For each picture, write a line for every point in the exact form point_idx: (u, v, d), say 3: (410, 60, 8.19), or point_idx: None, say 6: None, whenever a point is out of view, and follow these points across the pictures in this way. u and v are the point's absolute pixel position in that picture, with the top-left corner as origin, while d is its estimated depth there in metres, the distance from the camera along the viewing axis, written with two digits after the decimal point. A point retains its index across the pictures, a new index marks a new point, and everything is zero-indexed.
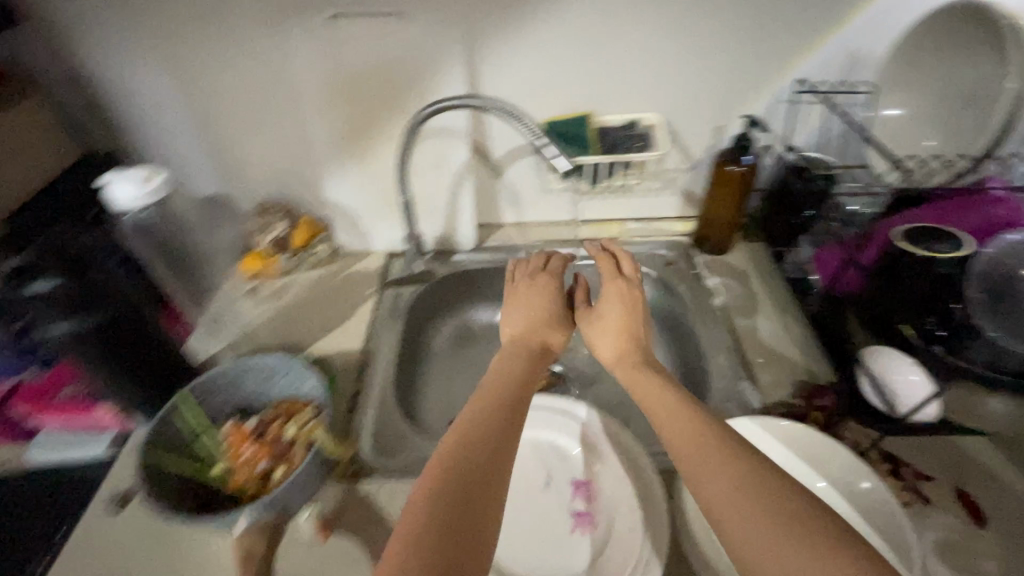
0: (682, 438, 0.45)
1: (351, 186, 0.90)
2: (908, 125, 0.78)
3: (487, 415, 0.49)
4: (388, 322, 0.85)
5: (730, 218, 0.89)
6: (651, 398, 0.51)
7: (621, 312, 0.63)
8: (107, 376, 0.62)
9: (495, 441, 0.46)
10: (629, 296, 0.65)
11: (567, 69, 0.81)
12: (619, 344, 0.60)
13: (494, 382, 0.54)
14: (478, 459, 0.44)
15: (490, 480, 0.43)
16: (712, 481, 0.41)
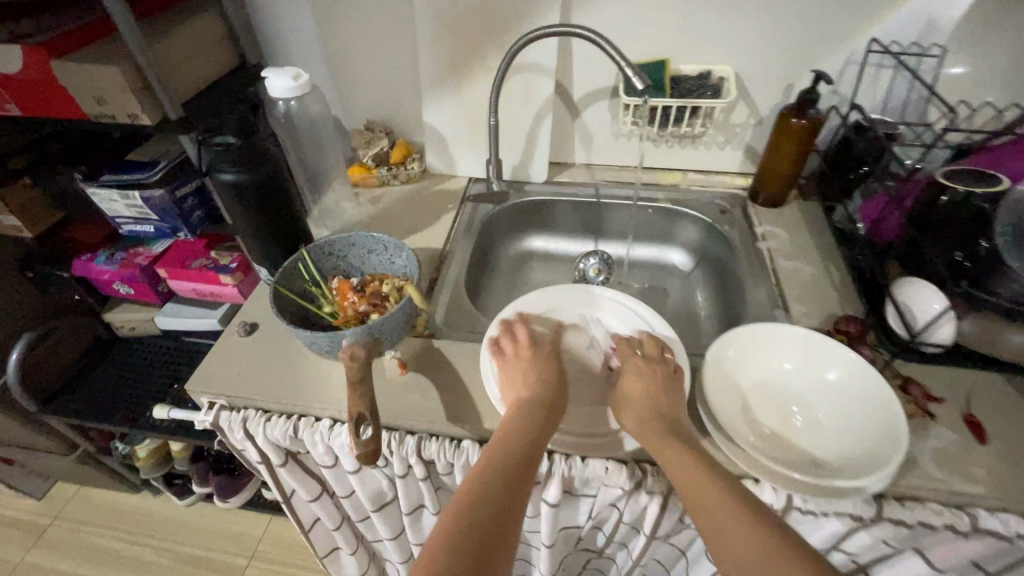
0: (697, 498, 0.52)
1: (446, 112, 1.03)
2: (977, 90, 0.81)
3: (497, 481, 0.54)
4: (465, 231, 0.99)
5: (789, 171, 0.94)
6: (669, 456, 0.56)
7: (644, 388, 0.64)
8: (255, 228, 0.78)
9: (500, 508, 0.52)
10: (654, 373, 0.66)
11: (651, 18, 0.89)
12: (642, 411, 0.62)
13: (507, 443, 0.58)
14: (486, 523, 0.50)
15: (502, 539, 0.50)
16: (727, 545, 0.49)
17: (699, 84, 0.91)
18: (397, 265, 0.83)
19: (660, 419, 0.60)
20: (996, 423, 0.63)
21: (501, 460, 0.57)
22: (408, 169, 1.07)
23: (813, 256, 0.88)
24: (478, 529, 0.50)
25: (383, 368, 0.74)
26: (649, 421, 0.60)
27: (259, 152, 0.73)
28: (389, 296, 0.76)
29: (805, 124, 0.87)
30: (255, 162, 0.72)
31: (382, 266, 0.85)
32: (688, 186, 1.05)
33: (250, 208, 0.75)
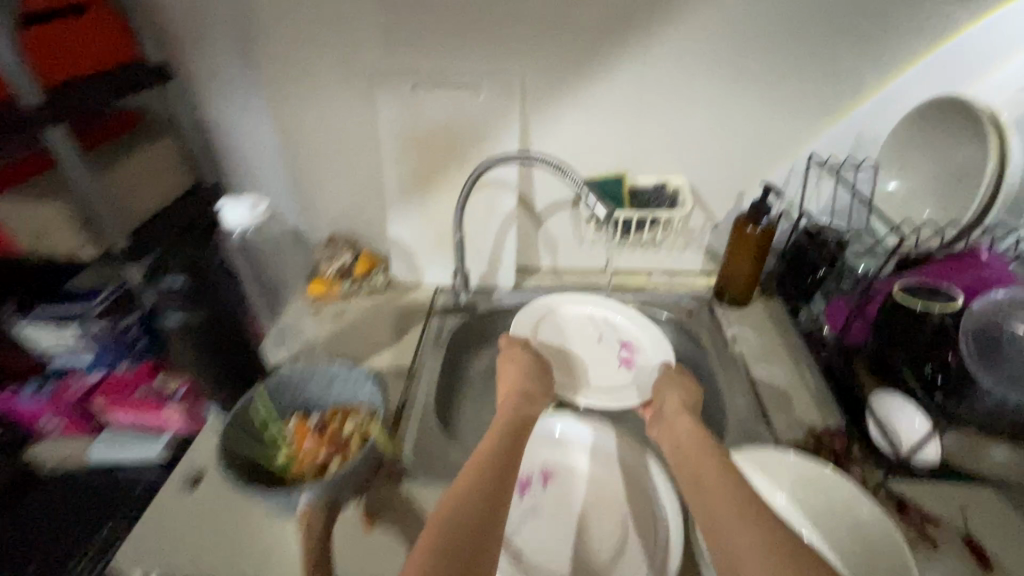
0: (702, 469, 0.58)
1: (409, 226, 1.02)
2: None
3: (506, 440, 0.61)
4: (433, 347, 0.95)
5: (750, 274, 0.96)
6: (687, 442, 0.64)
7: (683, 393, 0.77)
8: (202, 367, 0.72)
9: (509, 464, 0.57)
10: (690, 388, 0.79)
11: (607, 136, 0.94)
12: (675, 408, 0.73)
13: (514, 420, 0.65)
14: (497, 475, 0.55)
15: (505, 490, 0.54)
16: (721, 513, 0.52)
17: (656, 195, 0.95)
18: (359, 394, 0.78)
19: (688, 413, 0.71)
20: (1002, 548, 0.60)
21: (522, 424, 0.65)
22: (371, 282, 1.05)
23: (785, 359, 0.87)
24: (486, 467, 0.55)
25: (345, 522, 0.66)
26: (685, 411, 0.72)
27: (209, 288, 0.69)
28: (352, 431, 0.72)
29: (759, 232, 0.90)
30: (205, 298, 0.68)
31: (343, 396, 0.79)
32: (655, 288, 1.05)
33: (199, 347, 0.69)
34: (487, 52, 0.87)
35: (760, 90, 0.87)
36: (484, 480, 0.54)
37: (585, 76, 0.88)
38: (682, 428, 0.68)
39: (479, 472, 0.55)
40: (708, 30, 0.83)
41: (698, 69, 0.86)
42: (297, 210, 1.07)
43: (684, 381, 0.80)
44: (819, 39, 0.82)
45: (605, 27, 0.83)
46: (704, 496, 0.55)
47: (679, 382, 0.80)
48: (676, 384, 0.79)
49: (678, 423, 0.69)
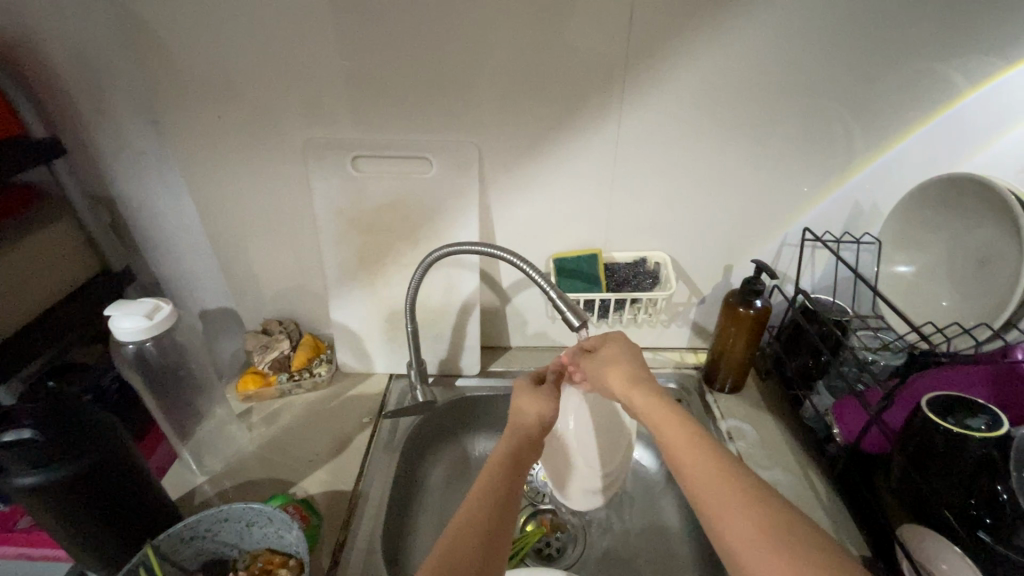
0: (692, 468, 0.47)
1: (357, 310, 0.89)
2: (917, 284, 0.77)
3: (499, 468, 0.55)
4: (383, 457, 0.81)
5: (743, 357, 0.85)
6: (661, 425, 0.53)
7: (621, 362, 0.64)
8: (76, 533, 0.57)
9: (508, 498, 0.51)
10: (626, 352, 0.66)
11: (579, 210, 0.83)
12: (622, 381, 0.61)
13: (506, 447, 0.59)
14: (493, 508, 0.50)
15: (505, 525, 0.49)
16: (728, 524, 0.43)
17: (636, 273, 0.85)
18: (286, 541, 0.63)
19: (642, 383, 0.59)
20: None
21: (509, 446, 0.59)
22: (313, 375, 0.91)
23: (788, 461, 0.76)
24: (466, 536, 0.47)
25: None
26: (637, 382, 0.60)
27: (80, 432, 0.55)
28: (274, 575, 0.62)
29: (753, 314, 0.80)
30: (82, 444, 0.55)
31: (267, 540, 0.64)
32: None
33: (75, 509, 0.55)
34: (439, 121, 0.76)
35: (747, 159, 0.78)
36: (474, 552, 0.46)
37: (551, 147, 0.78)
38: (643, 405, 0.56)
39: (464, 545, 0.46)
40: (687, 97, 0.74)
41: (677, 139, 0.77)
42: (229, 291, 0.93)
43: (619, 348, 0.66)
44: (809, 107, 0.74)
45: (572, 94, 0.74)
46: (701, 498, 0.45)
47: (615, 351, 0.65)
48: (610, 356, 0.65)
49: (638, 398, 0.58)
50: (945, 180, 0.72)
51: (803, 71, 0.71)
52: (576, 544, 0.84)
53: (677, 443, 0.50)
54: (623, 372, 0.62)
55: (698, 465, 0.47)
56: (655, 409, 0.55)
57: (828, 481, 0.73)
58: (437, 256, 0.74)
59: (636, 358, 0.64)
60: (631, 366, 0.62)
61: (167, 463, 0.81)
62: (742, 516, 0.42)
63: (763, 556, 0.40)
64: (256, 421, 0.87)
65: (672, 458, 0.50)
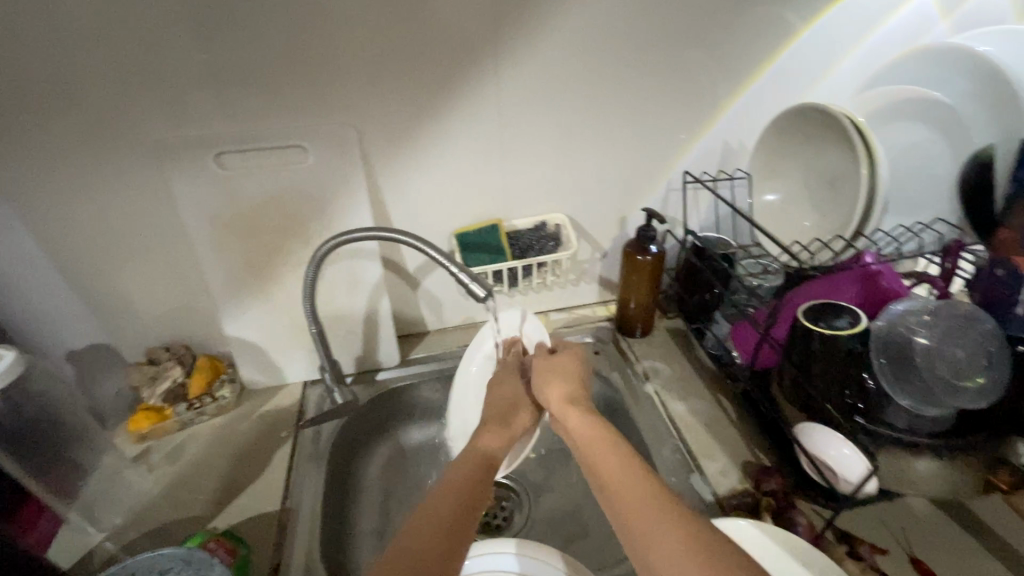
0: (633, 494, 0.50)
1: (254, 322, 0.82)
2: (784, 209, 0.85)
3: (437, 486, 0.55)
4: (310, 467, 0.76)
5: (648, 302, 0.90)
6: (603, 454, 0.56)
7: (563, 376, 0.71)
8: None
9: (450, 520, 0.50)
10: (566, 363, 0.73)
11: (473, 181, 0.82)
12: (560, 400, 0.66)
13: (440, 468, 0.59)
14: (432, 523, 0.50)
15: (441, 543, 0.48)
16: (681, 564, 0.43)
17: (538, 238, 0.85)
18: None
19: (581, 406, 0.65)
20: (945, 564, 0.57)
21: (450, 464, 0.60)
22: (216, 400, 0.83)
23: (700, 390, 0.82)
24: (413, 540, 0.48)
25: None
26: (577, 403, 0.65)
27: None
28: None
29: (651, 260, 0.85)
30: None
31: None
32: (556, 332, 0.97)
33: None
34: (309, 103, 0.71)
35: (624, 112, 0.81)
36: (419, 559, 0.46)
37: (434, 120, 0.76)
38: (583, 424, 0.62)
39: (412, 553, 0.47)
40: (559, 55, 0.74)
41: (557, 99, 0.78)
42: (96, 325, 0.82)
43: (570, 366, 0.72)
44: (672, 55, 0.78)
45: (445, 63, 0.72)
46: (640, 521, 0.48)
47: (558, 366, 0.72)
48: (555, 369, 0.71)
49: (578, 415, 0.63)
50: (793, 111, 0.78)
51: (662, 22, 0.75)
52: (522, 509, 0.85)
53: (607, 460, 0.55)
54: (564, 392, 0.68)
55: (627, 478, 0.51)
56: (595, 434, 0.59)
57: (735, 400, 0.80)
58: (328, 249, 0.70)
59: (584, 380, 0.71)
60: (572, 385, 0.69)
61: (52, 533, 0.69)
62: (669, 530, 0.46)
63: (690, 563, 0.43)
64: (158, 462, 0.78)
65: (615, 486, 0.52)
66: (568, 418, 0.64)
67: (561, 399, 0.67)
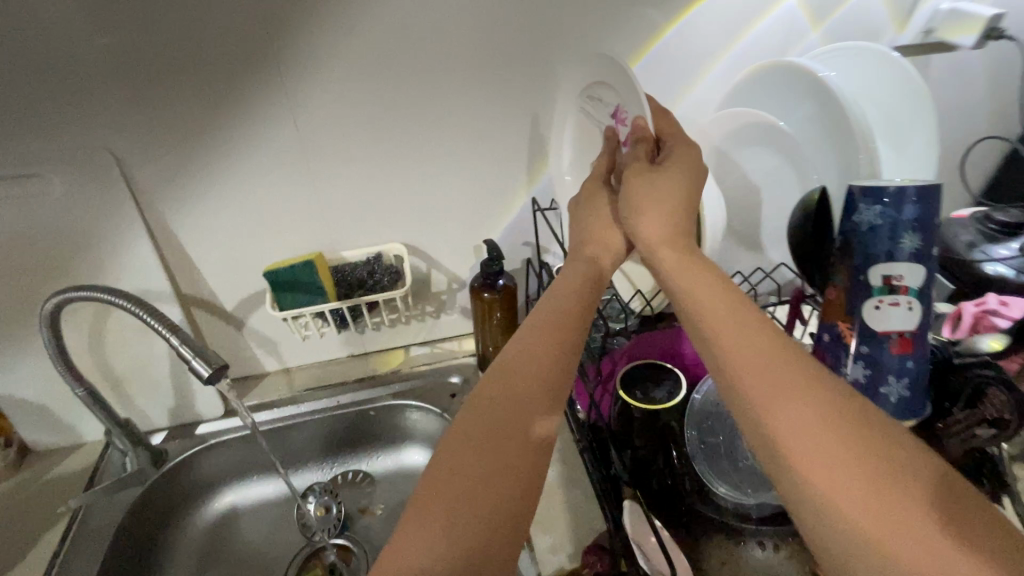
0: (781, 392, 0.37)
1: (23, 378, 0.70)
2: None
3: (508, 392, 0.45)
4: (82, 552, 0.66)
5: (502, 341, 0.81)
6: (725, 323, 0.42)
7: (676, 177, 0.51)
8: None
9: (513, 443, 0.42)
10: (687, 162, 0.52)
11: (287, 209, 0.71)
12: (661, 233, 0.49)
13: (504, 366, 0.47)
14: (493, 452, 0.41)
15: (506, 471, 0.41)
16: (846, 497, 0.32)
17: (367, 272, 0.74)
18: None
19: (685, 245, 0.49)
20: None
21: (517, 359, 0.47)
22: None
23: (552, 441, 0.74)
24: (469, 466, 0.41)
25: None
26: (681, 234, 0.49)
27: None
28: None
29: (498, 295, 0.76)
30: None
31: None
32: (411, 371, 0.87)
33: None
34: (45, 121, 0.59)
35: (455, 130, 0.71)
36: (478, 501, 0.39)
37: (218, 141, 0.64)
38: (693, 278, 0.46)
39: (470, 486, 0.40)
40: (360, 64, 0.64)
41: (372, 117, 0.68)
42: None
43: (676, 177, 0.51)
44: (504, 68, 0.69)
45: (216, 75, 0.61)
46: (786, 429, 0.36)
47: (674, 170, 0.51)
48: (657, 185, 0.50)
49: (678, 262, 0.48)
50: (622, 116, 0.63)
51: (483, 31, 0.66)
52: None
53: (738, 338, 0.41)
54: (664, 219, 0.49)
55: (770, 370, 0.38)
56: (716, 292, 0.44)
57: None
58: (53, 307, 0.58)
59: (687, 192, 0.51)
60: (689, 203, 0.51)
61: None
62: (825, 442, 0.34)
63: (856, 489, 0.32)
64: None
65: (755, 373, 0.39)
66: (662, 258, 0.49)
67: (661, 235, 0.49)
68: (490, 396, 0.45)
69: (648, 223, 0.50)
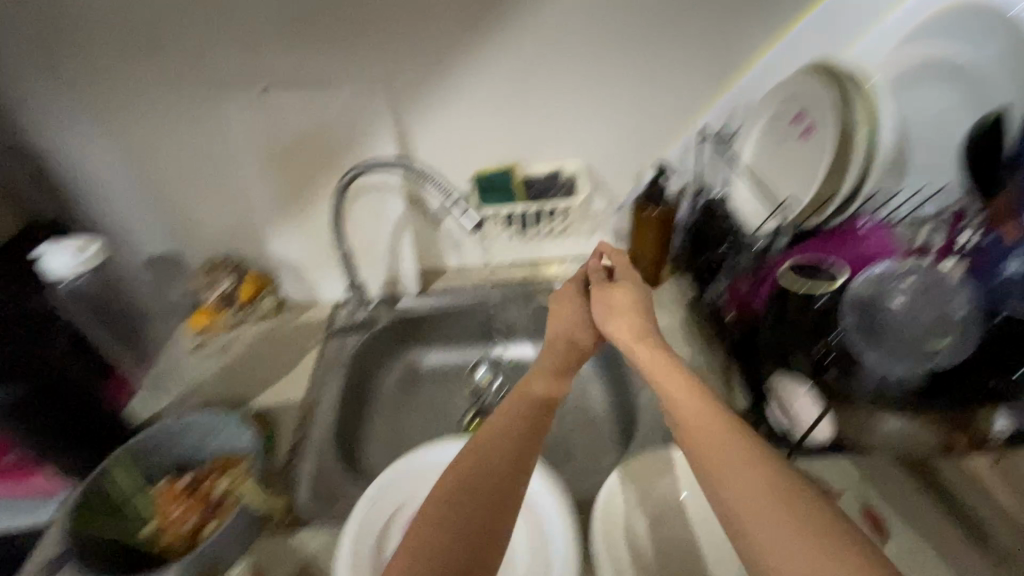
0: (710, 447, 0.44)
1: (292, 243, 0.93)
2: (785, 168, 0.79)
3: (509, 425, 0.51)
4: (332, 374, 0.88)
5: (655, 257, 0.94)
6: (683, 396, 0.50)
7: (632, 317, 0.64)
8: (40, 445, 0.63)
9: (515, 462, 0.48)
10: (641, 299, 0.67)
11: (495, 127, 0.87)
12: (624, 335, 0.63)
13: (508, 402, 0.54)
14: (499, 469, 0.47)
15: (505, 491, 0.46)
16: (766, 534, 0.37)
17: (551, 184, 0.90)
18: (241, 443, 0.71)
19: (649, 339, 0.61)
20: (895, 514, 0.62)
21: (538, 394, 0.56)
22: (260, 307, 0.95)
23: (692, 342, 0.87)
24: (485, 470, 0.47)
25: None
26: (641, 335, 0.61)
27: None
28: (225, 498, 0.65)
29: (657, 215, 0.88)
30: (26, 373, 0.61)
31: (226, 446, 0.72)
32: (566, 279, 1.02)
33: (14, 430, 0.60)
34: (340, 45, 0.78)
35: (644, 64, 0.82)
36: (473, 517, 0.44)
37: (457, 67, 0.81)
38: (649, 361, 0.57)
39: (471, 492, 0.45)
40: (578, 7, 0.77)
41: (577, 50, 0.81)
42: (166, 238, 0.95)
43: (628, 296, 0.67)
44: (696, 10, 0.78)
45: (465, 11, 0.76)
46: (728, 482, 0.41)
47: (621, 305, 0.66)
48: (619, 305, 0.66)
49: (642, 354, 0.59)
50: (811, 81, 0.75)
51: None
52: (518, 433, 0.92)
53: (693, 406, 0.49)
54: (625, 326, 0.63)
55: (704, 431, 0.46)
56: (675, 378, 0.53)
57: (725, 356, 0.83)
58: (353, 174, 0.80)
59: (646, 313, 0.65)
60: (638, 317, 0.64)
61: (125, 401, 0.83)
62: (758, 484, 0.40)
63: (753, 507, 0.39)
64: (210, 355, 0.92)
65: (696, 437, 0.46)
66: (637, 353, 0.60)
67: (627, 332, 0.63)
68: (499, 418, 0.52)
69: (617, 326, 0.64)
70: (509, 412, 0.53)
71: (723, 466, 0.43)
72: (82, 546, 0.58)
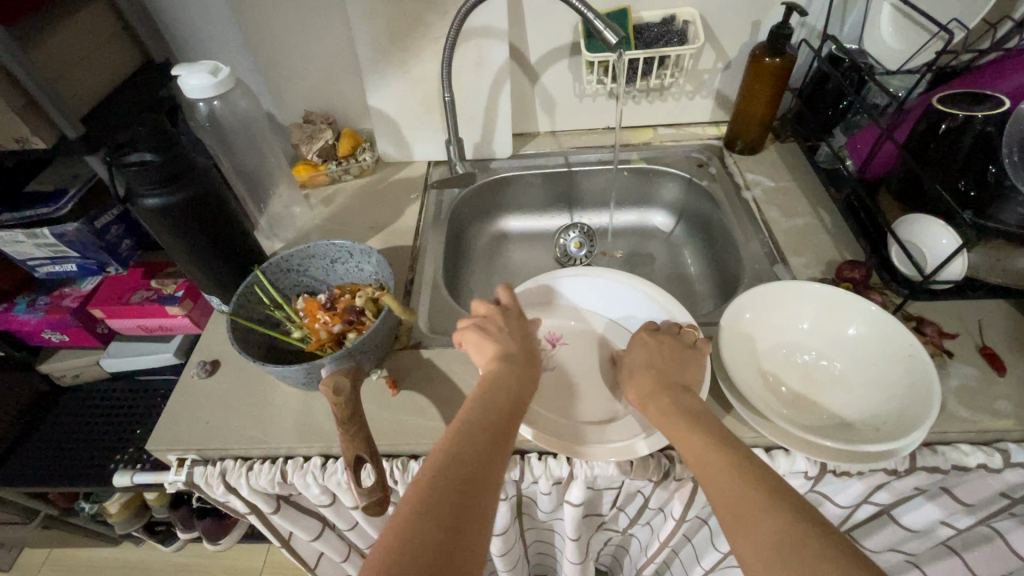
0: (716, 481, 0.46)
1: (393, 94, 0.92)
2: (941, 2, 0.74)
3: (486, 424, 0.50)
4: (434, 224, 0.90)
5: (764, 115, 0.89)
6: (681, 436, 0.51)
7: (655, 365, 0.59)
8: (193, 251, 0.67)
9: (486, 457, 0.47)
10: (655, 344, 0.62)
11: None
12: (637, 393, 0.58)
13: (481, 402, 0.53)
14: (474, 467, 0.46)
15: (482, 488, 0.44)
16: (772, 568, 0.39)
17: (665, 31, 0.85)
18: (366, 272, 0.76)
19: (660, 391, 0.57)
20: (1011, 352, 0.64)
21: (520, 398, 0.55)
22: (359, 161, 0.97)
23: (799, 201, 0.86)
24: (460, 467, 0.45)
25: (372, 388, 0.67)
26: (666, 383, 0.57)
27: (184, 168, 0.62)
28: (365, 311, 0.69)
29: (780, 62, 0.82)
30: (180, 179, 0.62)
31: (349, 275, 0.77)
32: (662, 142, 0.99)
33: (180, 231, 0.64)
34: None
35: None
36: (464, 517, 0.41)
37: None
38: (661, 409, 0.55)
39: (458, 485, 0.43)
40: None
41: None
42: (267, 87, 0.96)
43: (643, 352, 0.61)
44: None
45: None
46: (738, 518, 0.42)
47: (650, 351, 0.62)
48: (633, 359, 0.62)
49: (653, 405, 0.56)
50: None
51: None
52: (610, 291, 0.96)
53: (693, 443, 0.50)
54: (637, 384, 0.58)
55: (707, 466, 0.47)
56: (672, 419, 0.53)
57: (835, 214, 0.82)
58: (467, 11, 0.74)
59: (674, 362, 0.59)
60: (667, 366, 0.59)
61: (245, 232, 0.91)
62: (762, 523, 0.41)
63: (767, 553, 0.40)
64: (316, 204, 0.95)
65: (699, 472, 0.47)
66: (648, 413, 0.56)
67: (646, 385, 0.58)
68: (475, 413, 0.51)
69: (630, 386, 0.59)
70: (483, 412, 0.52)
71: (712, 488, 0.46)
72: (242, 339, 0.65)
